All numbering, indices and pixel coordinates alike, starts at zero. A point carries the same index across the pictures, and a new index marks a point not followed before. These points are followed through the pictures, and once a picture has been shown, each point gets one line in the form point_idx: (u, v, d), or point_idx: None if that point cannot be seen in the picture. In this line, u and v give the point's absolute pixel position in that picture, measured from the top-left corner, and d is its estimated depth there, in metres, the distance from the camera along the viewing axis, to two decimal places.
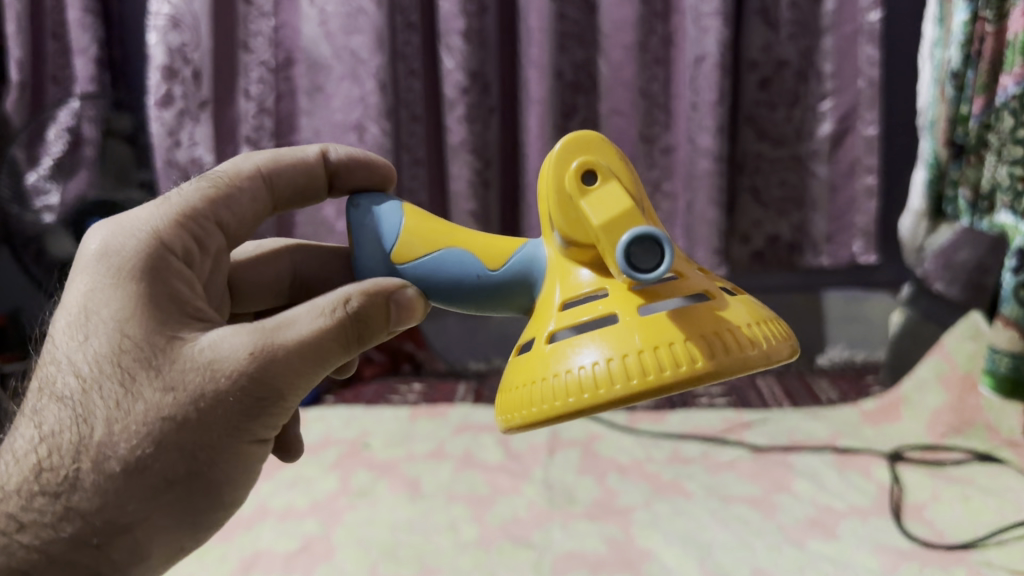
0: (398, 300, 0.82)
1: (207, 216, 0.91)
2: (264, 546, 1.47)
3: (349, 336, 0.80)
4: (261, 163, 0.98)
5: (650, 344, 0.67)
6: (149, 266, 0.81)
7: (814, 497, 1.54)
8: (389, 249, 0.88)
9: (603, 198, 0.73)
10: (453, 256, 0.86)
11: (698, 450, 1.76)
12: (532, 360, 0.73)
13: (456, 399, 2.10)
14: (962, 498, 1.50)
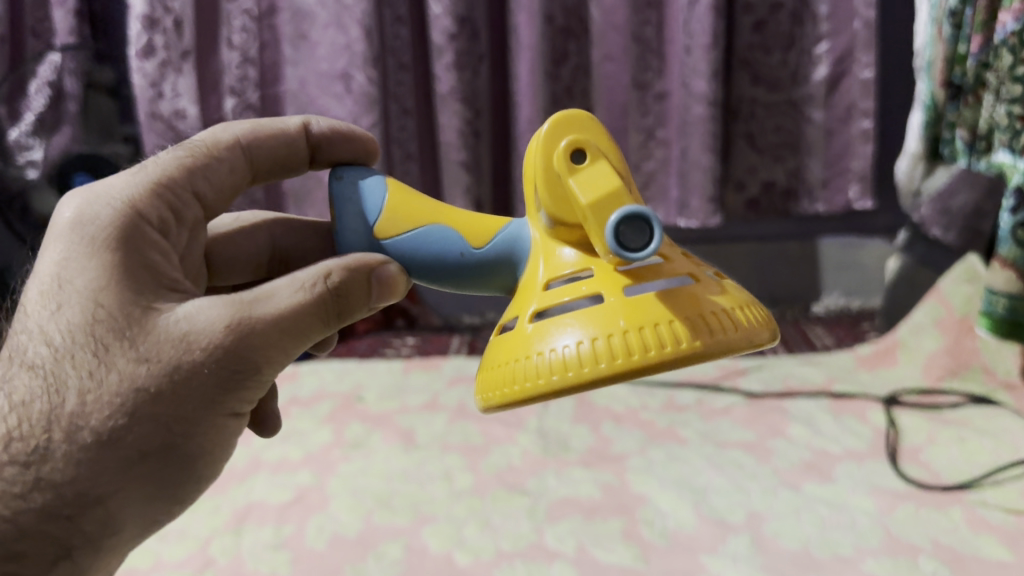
0: (381, 277, 0.81)
1: (186, 187, 0.87)
2: (257, 498, 1.47)
3: (329, 311, 0.78)
4: (242, 133, 0.94)
5: (633, 324, 0.66)
6: (123, 235, 0.78)
7: (809, 441, 1.53)
8: (372, 225, 0.85)
9: (590, 180, 0.72)
10: (436, 232, 0.84)
11: (692, 397, 1.75)
12: (515, 340, 0.72)
13: (450, 351, 2.09)
14: (957, 440, 1.49)
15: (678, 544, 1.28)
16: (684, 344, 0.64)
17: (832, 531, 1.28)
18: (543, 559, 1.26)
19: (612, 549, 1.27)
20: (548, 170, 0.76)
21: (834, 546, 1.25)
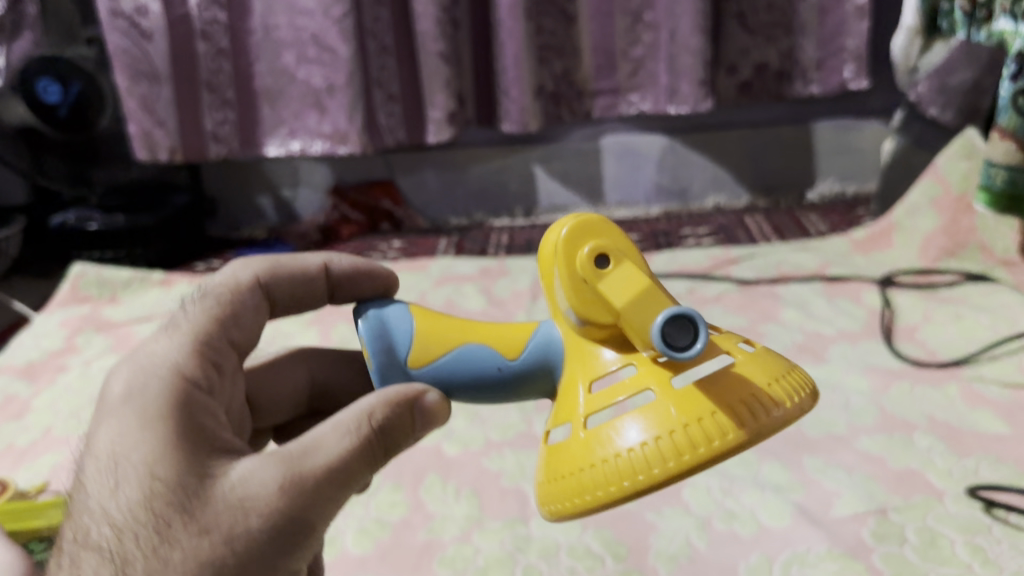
0: (420, 409, 0.65)
1: (216, 339, 0.73)
2: None
3: (377, 451, 0.63)
4: (261, 271, 0.80)
5: (700, 410, 0.55)
6: (166, 399, 0.64)
7: (802, 324, 1.50)
8: (405, 360, 0.70)
9: (616, 285, 0.60)
10: (470, 351, 0.70)
11: (684, 286, 1.70)
12: (567, 452, 0.59)
13: (437, 252, 2.04)
14: (954, 317, 1.46)
15: None
16: (756, 420, 0.55)
17: (826, 412, 1.26)
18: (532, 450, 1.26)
19: None
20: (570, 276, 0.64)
21: (826, 425, 1.23)
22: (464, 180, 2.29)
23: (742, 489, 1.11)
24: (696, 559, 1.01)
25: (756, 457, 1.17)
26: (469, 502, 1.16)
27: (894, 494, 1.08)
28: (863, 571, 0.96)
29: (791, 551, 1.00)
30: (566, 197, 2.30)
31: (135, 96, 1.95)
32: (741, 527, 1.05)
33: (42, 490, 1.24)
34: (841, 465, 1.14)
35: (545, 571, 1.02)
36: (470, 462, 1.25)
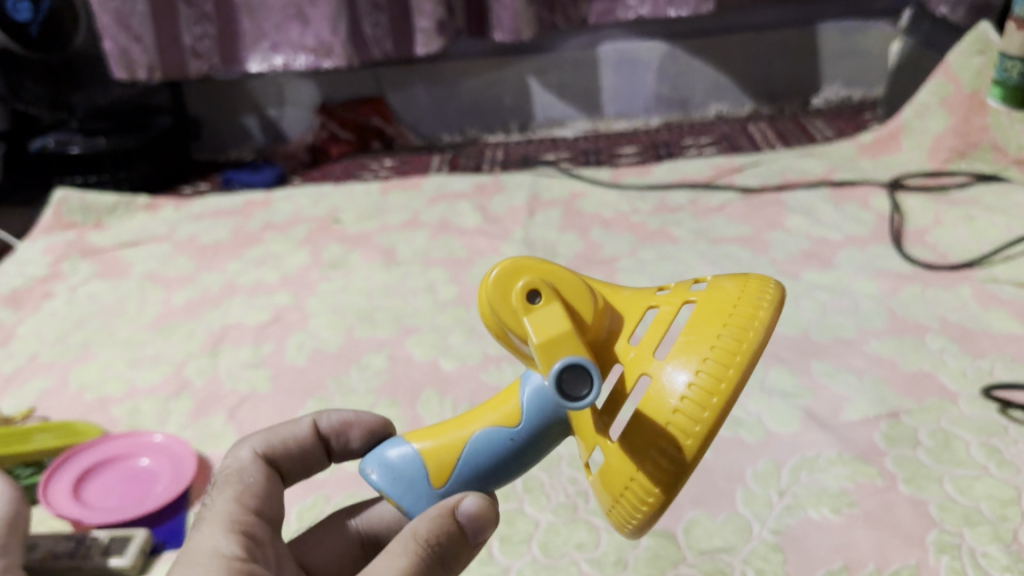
0: (462, 521, 0.62)
1: (247, 510, 0.68)
2: (234, 321, 1.39)
3: (436, 562, 0.61)
4: (260, 443, 0.76)
5: (698, 355, 0.55)
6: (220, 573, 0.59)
7: (808, 231, 1.45)
8: (429, 482, 0.66)
9: (543, 321, 0.59)
10: (478, 446, 0.65)
11: (685, 197, 1.65)
12: (610, 471, 0.57)
13: (430, 170, 1.97)
14: (966, 219, 1.41)
15: None
16: (752, 331, 0.55)
17: (833, 317, 1.22)
18: None
19: None
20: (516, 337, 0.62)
21: (834, 330, 1.19)
22: (456, 96, 2.22)
23: (747, 396, 1.07)
24: (702, 467, 0.97)
25: (761, 364, 1.13)
26: None
27: (906, 397, 1.05)
28: (875, 475, 0.92)
29: (801, 456, 0.96)
30: (562, 110, 2.23)
31: (109, 11, 1.84)
32: (748, 434, 1.01)
33: (29, 416, 1.20)
34: (851, 369, 1.10)
35: (546, 484, 0.99)
36: (466, 377, 1.20)
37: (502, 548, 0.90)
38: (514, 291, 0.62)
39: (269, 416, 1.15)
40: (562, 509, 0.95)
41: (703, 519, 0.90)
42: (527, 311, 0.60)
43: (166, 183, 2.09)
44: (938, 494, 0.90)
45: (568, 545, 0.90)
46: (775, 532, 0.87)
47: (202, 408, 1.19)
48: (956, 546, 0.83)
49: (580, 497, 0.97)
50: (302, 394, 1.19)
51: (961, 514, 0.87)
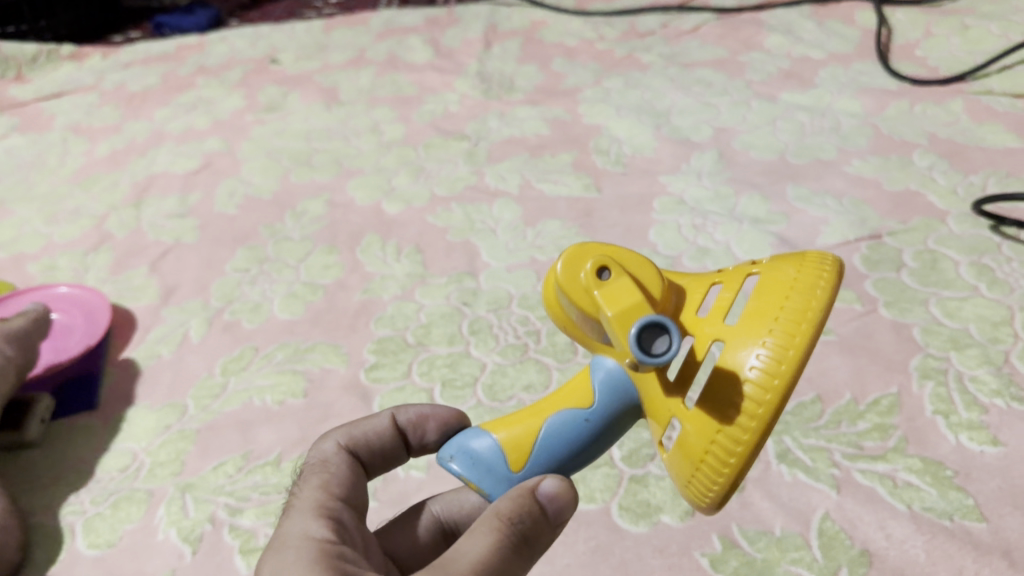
0: (546, 501, 0.50)
1: (333, 499, 0.55)
2: (160, 169, 1.27)
3: (519, 545, 0.50)
4: (341, 435, 0.61)
5: (770, 311, 0.44)
6: (303, 562, 0.48)
7: (789, 51, 1.32)
8: (505, 468, 0.53)
9: (616, 293, 0.49)
10: (560, 425, 0.53)
11: (655, 22, 1.50)
12: (683, 442, 0.46)
13: (379, 6, 1.80)
14: (959, 29, 1.28)
15: (635, 170, 1.10)
16: (825, 286, 0.44)
17: (812, 138, 1.11)
18: (482, 201, 1.07)
19: (560, 183, 1.09)
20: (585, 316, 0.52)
21: (813, 151, 1.08)
22: None
23: (716, 225, 0.97)
24: None
25: (732, 191, 1.02)
26: (411, 260, 1.00)
27: (889, 218, 0.95)
28: (853, 301, 0.84)
29: None
30: None
31: None
32: (715, 265, 0.91)
33: None
34: (830, 191, 1.00)
35: (495, 326, 0.89)
36: (412, 219, 1.06)
37: (444, 393, 0.82)
38: (581, 270, 0.51)
39: (194, 267, 1.04)
40: (511, 350, 0.86)
41: None
42: (596, 286, 0.50)
43: (95, 32, 1.92)
44: (922, 318, 0.81)
45: (516, 387, 0.82)
46: None
47: (122, 262, 1.08)
48: (941, 371, 0.75)
49: (530, 336, 0.88)
50: (231, 242, 1.07)
51: (946, 338, 0.78)
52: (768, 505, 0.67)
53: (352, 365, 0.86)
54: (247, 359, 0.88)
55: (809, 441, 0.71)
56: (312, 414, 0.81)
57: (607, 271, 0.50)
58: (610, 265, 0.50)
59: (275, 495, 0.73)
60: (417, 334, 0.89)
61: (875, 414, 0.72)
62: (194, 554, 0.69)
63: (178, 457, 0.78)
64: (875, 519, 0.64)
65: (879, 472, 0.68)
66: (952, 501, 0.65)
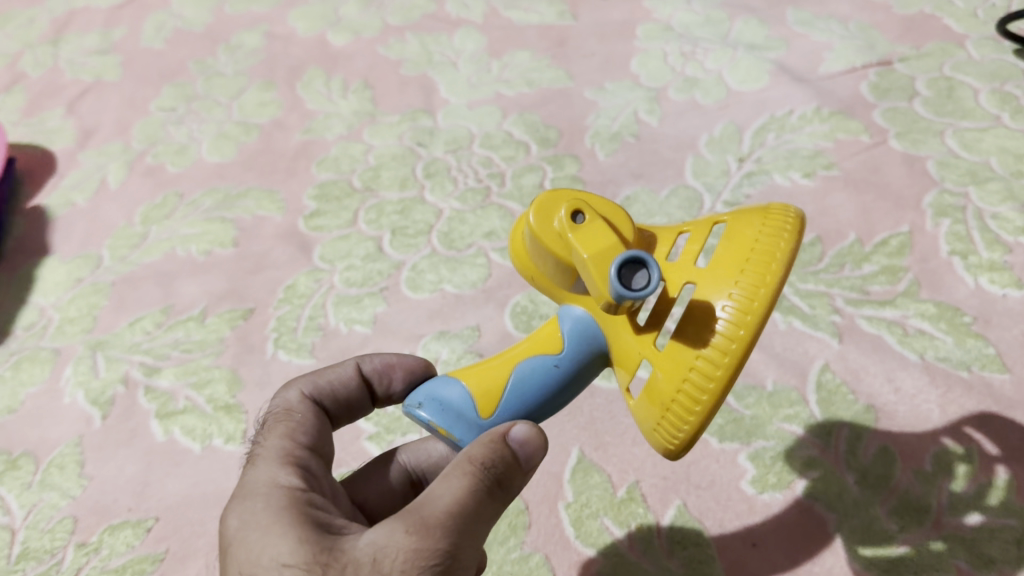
0: (518, 448, 0.38)
1: (301, 452, 0.43)
2: (82, 3, 1.12)
3: (496, 493, 0.37)
4: (304, 383, 0.47)
5: (748, 242, 0.34)
6: (272, 514, 0.37)
7: None
8: (473, 415, 0.40)
9: (591, 238, 0.36)
10: (531, 369, 0.40)
11: None
12: (650, 387, 0.35)
13: None
14: None
15: None
16: (796, 225, 0.34)
17: None
18: (442, 31, 0.94)
19: (530, 11, 0.94)
20: (558, 263, 0.39)
21: None
22: None
23: (707, 53, 0.85)
24: (645, 137, 0.77)
25: (725, 16, 0.90)
26: (358, 96, 0.87)
27: (901, 42, 0.83)
28: (860, 131, 0.73)
29: (768, 116, 0.76)
30: None
31: None
32: (704, 96, 0.80)
33: None
34: (834, 15, 0.88)
35: (453, 168, 0.77)
36: (361, 52, 0.93)
37: (394, 243, 0.71)
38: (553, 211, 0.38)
39: (116, 108, 0.92)
40: (472, 195, 0.74)
41: (642, 195, 0.71)
42: (570, 228, 0.37)
43: None
44: (936, 150, 0.71)
45: (475, 235, 0.70)
46: (731, 204, 0.69)
47: (36, 103, 0.95)
48: (960, 209, 0.65)
49: (493, 179, 0.75)
50: (158, 80, 0.95)
51: (964, 172, 0.68)
52: (760, 356, 0.58)
53: (291, 212, 0.75)
54: (171, 207, 0.78)
55: (807, 287, 0.62)
56: (242, 266, 0.71)
57: (579, 212, 0.37)
58: (579, 202, 0.38)
59: (198, 354, 0.64)
60: (364, 178, 0.77)
61: (883, 256, 0.63)
62: (104, 419, 0.60)
63: (90, 313, 0.69)
64: (882, 371, 0.56)
65: (887, 318, 0.59)
66: (970, 350, 0.56)
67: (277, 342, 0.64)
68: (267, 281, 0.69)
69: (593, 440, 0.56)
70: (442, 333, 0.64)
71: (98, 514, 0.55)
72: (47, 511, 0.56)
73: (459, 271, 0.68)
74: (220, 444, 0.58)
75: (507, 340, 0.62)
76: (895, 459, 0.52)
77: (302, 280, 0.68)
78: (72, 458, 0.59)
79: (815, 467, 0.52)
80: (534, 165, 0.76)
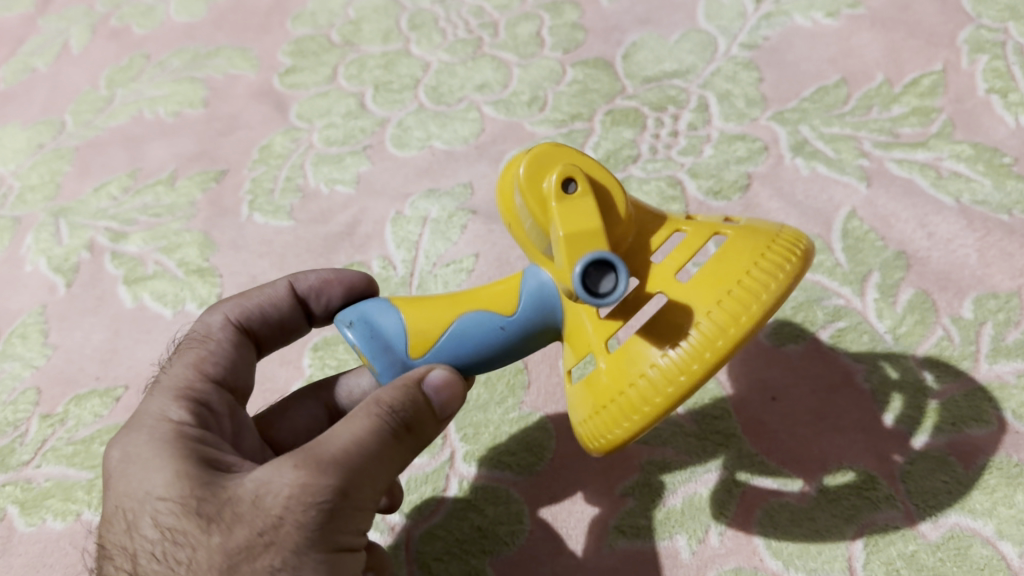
0: (432, 394, 0.33)
1: (206, 383, 0.38)
2: None
3: (402, 437, 0.32)
4: (231, 305, 0.41)
5: (740, 266, 0.29)
6: (154, 443, 0.33)
7: None
8: (402, 350, 0.35)
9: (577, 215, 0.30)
10: (475, 324, 0.35)
11: None
12: (593, 378, 0.31)
13: None
14: None
15: None
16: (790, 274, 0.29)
17: None
18: None
19: None
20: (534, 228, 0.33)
21: None
22: None
23: None
24: None
25: None
26: None
27: None
28: None
29: None
30: None
31: None
32: None
33: None
34: None
35: (441, 19, 0.70)
36: None
37: (377, 98, 0.65)
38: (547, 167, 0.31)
39: None
40: (461, 46, 0.68)
41: (650, 41, 0.65)
42: (560, 193, 0.30)
43: None
44: None
45: (466, 88, 0.64)
46: (747, 47, 0.63)
47: None
48: (998, 44, 0.58)
49: (485, 30, 0.68)
50: None
51: (1003, 6, 0.61)
52: (780, 206, 0.53)
53: (264, 69, 0.69)
54: (137, 69, 0.72)
55: (831, 131, 0.57)
56: (214, 126, 0.65)
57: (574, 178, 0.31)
58: (576, 168, 0.31)
59: (168, 218, 0.59)
60: (344, 32, 0.71)
61: (914, 96, 0.57)
62: (69, 287, 0.56)
63: (52, 180, 0.63)
64: (915, 216, 0.51)
65: (918, 161, 0.54)
66: (1010, 193, 0.51)
67: (253, 205, 0.59)
68: (240, 141, 0.63)
69: None
70: (431, 191, 0.58)
71: (63, 384, 0.51)
72: (10, 383, 0.52)
73: (448, 125, 0.62)
74: (192, 308, 0.53)
75: None
76: (930, 307, 0.47)
77: (278, 139, 0.63)
78: (35, 327, 0.54)
79: (841, 317, 0.47)
80: (530, 13, 0.69)
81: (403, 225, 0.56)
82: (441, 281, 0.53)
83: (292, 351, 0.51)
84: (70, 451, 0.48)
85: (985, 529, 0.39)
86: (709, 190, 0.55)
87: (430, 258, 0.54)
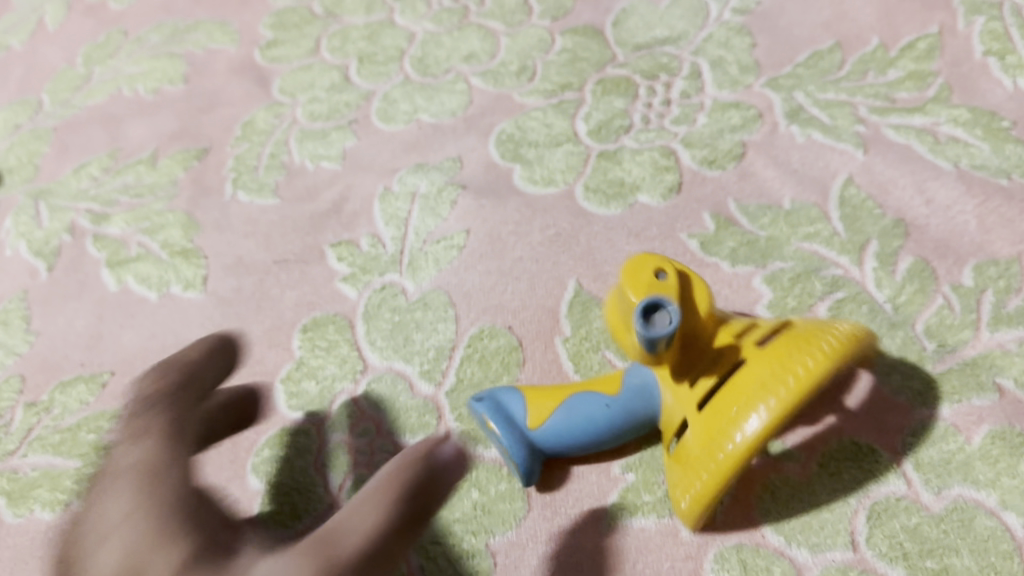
0: (445, 470, 0.30)
1: (176, 421, 0.32)
2: None
3: (411, 527, 0.29)
4: (140, 375, 0.35)
5: (798, 364, 0.34)
6: (133, 500, 0.28)
7: None
8: (522, 422, 0.42)
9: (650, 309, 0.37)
10: (583, 404, 0.41)
11: None
12: (683, 452, 0.37)
13: None
14: None
15: None
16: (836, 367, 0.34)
17: None
18: None
19: None
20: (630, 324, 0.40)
21: None
22: None
23: None
24: None
25: None
26: None
27: None
28: None
29: None
30: None
31: None
32: None
33: None
34: None
35: None
36: None
37: (362, 71, 0.63)
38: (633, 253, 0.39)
39: None
40: (447, 15, 0.66)
41: (640, 7, 0.64)
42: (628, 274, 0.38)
43: None
44: None
45: (453, 59, 0.63)
46: (739, 12, 0.62)
47: None
48: None
49: None
50: None
51: None
52: (775, 174, 0.52)
53: (245, 44, 0.67)
54: (114, 45, 0.70)
55: (826, 97, 0.55)
56: (194, 103, 0.64)
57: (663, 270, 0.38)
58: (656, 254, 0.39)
59: (150, 198, 0.57)
60: (326, 3, 0.69)
61: (910, 60, 0.56)
62: (50, 272, 0.55)
63: (31, 163, 0.62)
64: (913, 181, 0.50)
65: (915, 127, 0.53)
66: (1010, 157, 0.50)
67: (236, 183, 0.58)
68: (222, 118, 0.62)
69: (592, 271, 0.50)
70: (419, 165, 0.57)
71: (48, 371, 0.50)
72: None
73: (435, 97, 0.61)
74: (178, 291, 0.52)
75: (492, 171, 0.56)
76: (930, 276, 0.46)
77: (261, 115, 0.61)
78: (17, 313, 0.53)
79: (840, 287, 0.47)
80: None
81: (391, 202, 0.55)
82: (432, 259, 0.52)
83: (281, 333, 0.50)
84: (55, 440, 0.47)
85: (988, 500, 0.39)
86: (703, 159, 0.54)
87: (420, 236, 0.53)
